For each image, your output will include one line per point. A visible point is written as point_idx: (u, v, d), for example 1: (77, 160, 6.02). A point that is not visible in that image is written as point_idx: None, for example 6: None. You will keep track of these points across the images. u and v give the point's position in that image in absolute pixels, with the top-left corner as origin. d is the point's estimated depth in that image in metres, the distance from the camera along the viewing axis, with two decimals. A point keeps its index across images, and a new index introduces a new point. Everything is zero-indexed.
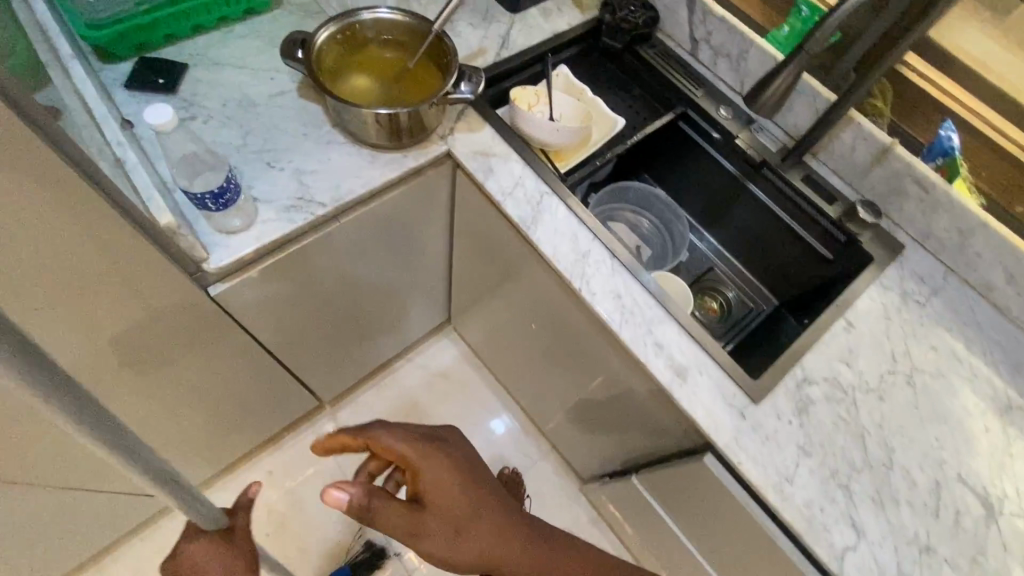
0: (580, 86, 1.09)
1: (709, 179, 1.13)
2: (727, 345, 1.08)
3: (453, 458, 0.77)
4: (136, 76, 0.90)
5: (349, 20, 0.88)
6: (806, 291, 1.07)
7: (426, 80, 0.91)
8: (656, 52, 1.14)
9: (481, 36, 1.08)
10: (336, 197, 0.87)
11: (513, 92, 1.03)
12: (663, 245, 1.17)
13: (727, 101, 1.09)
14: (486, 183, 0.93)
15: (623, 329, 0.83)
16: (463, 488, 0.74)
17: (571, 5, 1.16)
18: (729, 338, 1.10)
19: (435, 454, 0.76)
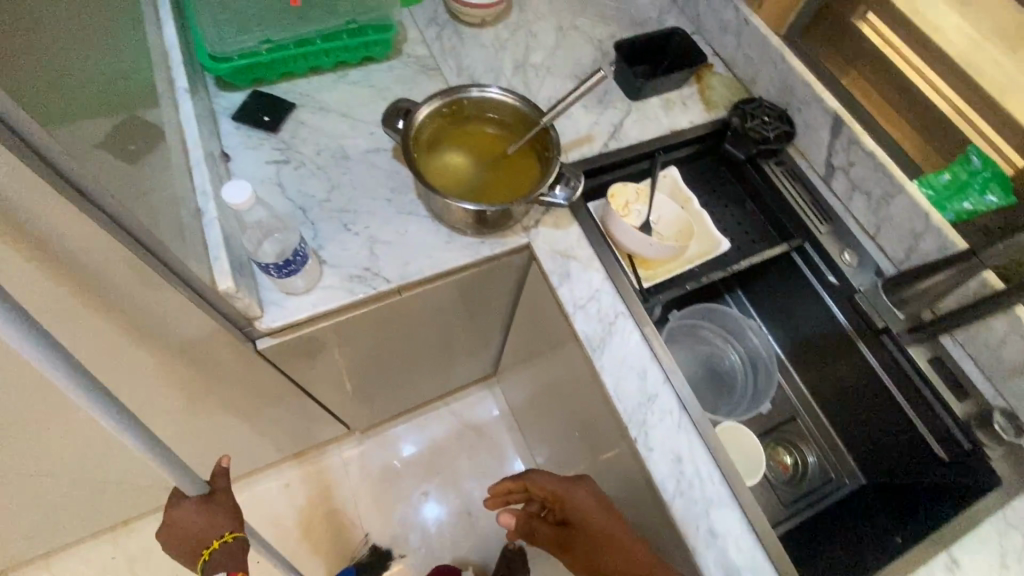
0: (687, 193, 0.99)
1: (812, 323, 0.99)
2: (789, 515, 0.94)
3: (591, 496, 0.85)
4: (245, 109, 0.91)
5: (457, 95, 0.85)
6: (904, 484, 0.90)
7: (522, 169, 0.86)
8: (782, 169, 1.01)
9: (593, 120, 1.02)
10: (402, 274, 0.83)
11: (611, 188, 0.96)
12: (742, 389, 1.02)
13: (853, 245, 0.95)
14: (560, 288, 0.84)
15: (676, 504, 0.72)
16: (596, 518, 0.82)
17: (696, 100, 1.07)
18: (796, 506, 0.96)
19: (571, 490, 0.86)
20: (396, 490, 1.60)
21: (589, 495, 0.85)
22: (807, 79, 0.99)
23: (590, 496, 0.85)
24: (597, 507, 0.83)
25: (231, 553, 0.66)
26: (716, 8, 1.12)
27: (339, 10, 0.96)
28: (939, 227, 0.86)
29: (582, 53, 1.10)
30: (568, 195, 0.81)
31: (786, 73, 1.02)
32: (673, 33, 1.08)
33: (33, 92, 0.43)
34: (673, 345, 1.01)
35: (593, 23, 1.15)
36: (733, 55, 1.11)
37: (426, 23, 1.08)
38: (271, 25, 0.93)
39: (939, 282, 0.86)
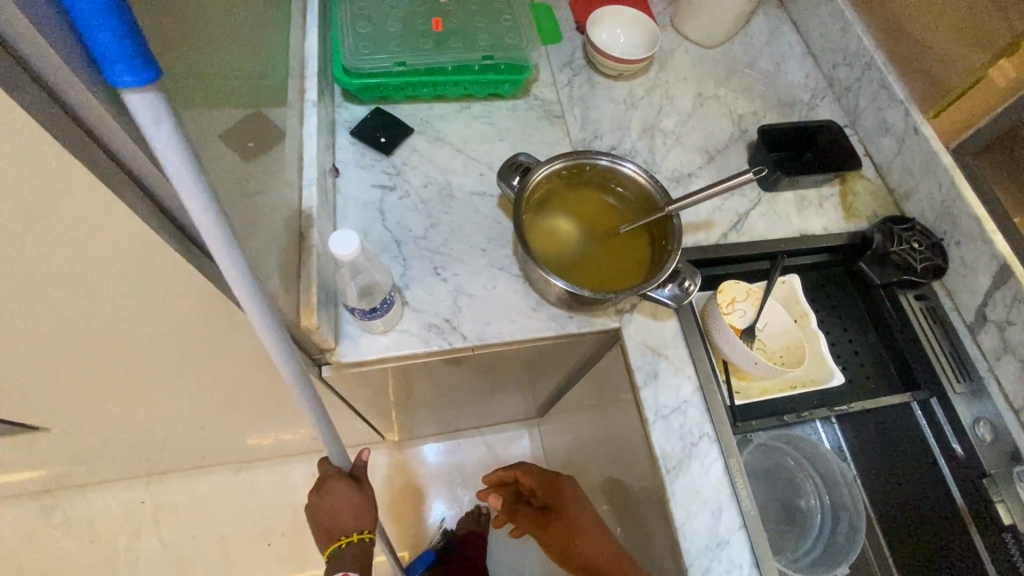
0: (805, 307, 0.88)
1: (919, 488, 0.86)
2: None
3: (570, 485, 0.90)
4: (365, 126, 0.90)
5: (586, 161, 0.80)
6: None
7: (630, 253, 0.80)
8: (920, 306, 0.89)
9: (715, 205, 0.93)
10: (480, 335, 0.78)
11: (723, 284, 0.87)
12: (815, 539, 0.90)
13: (988, 415, 0.82)
14: (643, 390, 0.77)
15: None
16: (574, 499, 0.88)
17: (835, 203, 0.96)
18: None
19: (555, 478, 0.91)
20: (411, 506, 1.58)
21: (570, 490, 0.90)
22: (974, 211, 0.86)
23: (573, 490, 0.89)
24: (575, 494, 0.88)
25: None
26: (880, 107, 1.01)
27: (479, 42, 0.93)
28: None
29: (717, 125, 1.02)
30: (678, 298, 0.74)
31: (950, 199, 0.89)
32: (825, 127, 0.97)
33: (176, 141, 0.43)
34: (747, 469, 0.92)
35: (735, 95, 1.06)
36: (889, 162, 0.99)
37: (560, 66, 1.04)
38: (409, 45, 0.91)
39: None
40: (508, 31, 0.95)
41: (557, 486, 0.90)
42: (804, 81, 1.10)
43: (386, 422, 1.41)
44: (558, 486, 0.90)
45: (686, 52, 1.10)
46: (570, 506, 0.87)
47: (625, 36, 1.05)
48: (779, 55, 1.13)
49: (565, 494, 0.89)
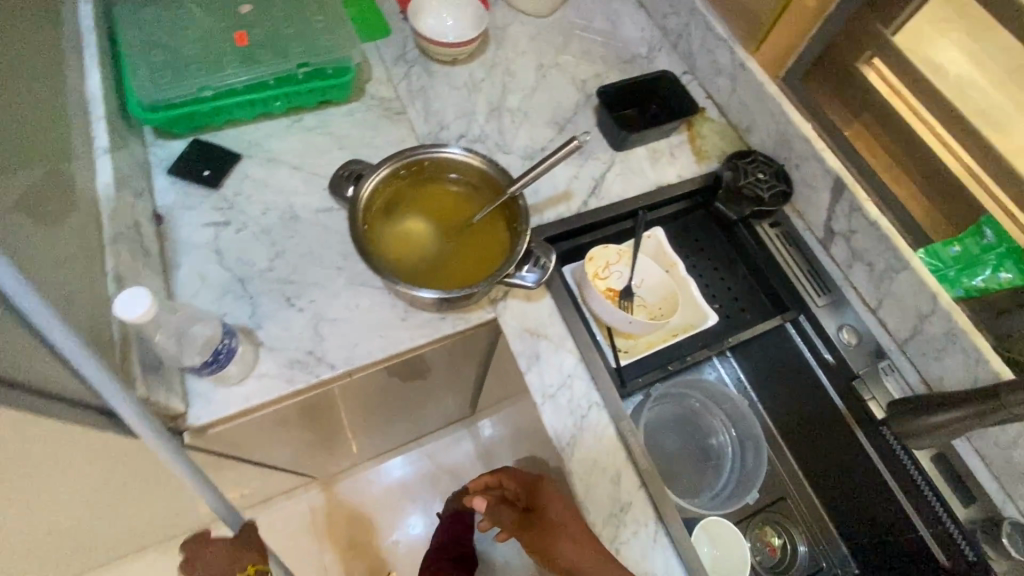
0: (673, 257, 0.91)
1: (806, 401, 0.91)
2: None
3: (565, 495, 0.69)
4: (184, 162, 0.82)
5: (420, 156, 0.76)
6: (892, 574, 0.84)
7: (489, 240, 0.77)
8: (776, 232, 0.94)
9: (571, 175, 0.93)
10: (348, 359, 0.73)
11: (591, 250, 0.87)
12: (729, 472, 0.94)
13: (852, 321, 0.88)
14: (527, 374, 0.76)
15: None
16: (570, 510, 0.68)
17: (686, 151, 0.99)
18: None
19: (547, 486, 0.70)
20: (380, 526, 1.54)
21: (564, 503, 0.69)
22: (805, 135, 0.91)
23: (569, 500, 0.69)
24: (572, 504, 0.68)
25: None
26: (710, 49, 1.03)
27: (291, 50, 0.87)
28: (949, 310, 0.78)
29: (563, 94, 1.02)
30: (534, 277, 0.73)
31: (782, 126, 0.93)
32: (663, 77, 0.98)
33: None
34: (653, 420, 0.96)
35: (577, 61, 1.06)
36: (727, 100, 1.03)
37: (394, 60, 0.99)
38: (214, 65, 0.83)
39: (951, 419, 0.75)
40: (321, 33, 0.89)
41: (547, 496, 0.69)
42: (640, 34, 1.12)
43: (313, 462, 1.35)
44: (545, 496, 0.69)
45: (521, 25, 1.09)
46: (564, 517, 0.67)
47: (453, 17, 1.01)
48: (612, 12, 1.14)
49: (556, 506, 0.68)
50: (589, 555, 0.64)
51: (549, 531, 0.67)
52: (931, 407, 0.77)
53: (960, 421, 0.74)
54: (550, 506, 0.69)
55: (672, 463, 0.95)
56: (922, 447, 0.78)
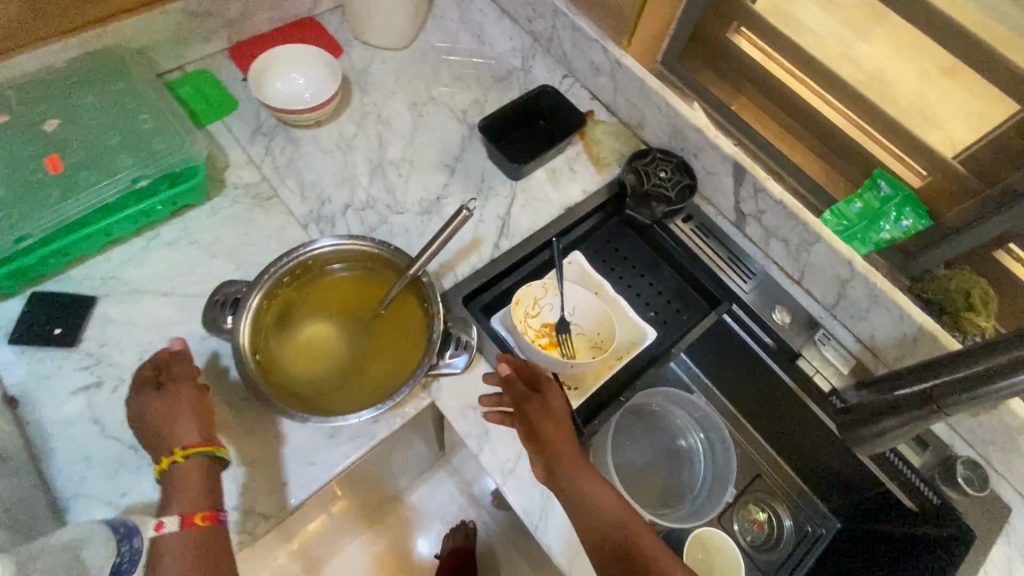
0: (599, 279, 0.89)
1: (758, 384, 0.91)
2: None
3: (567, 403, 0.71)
4: (26, 326, 0.70)
5: (301, 258, 0.69)
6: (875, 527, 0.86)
7: (403, 324, 0.70)
8: (690, 226, 0.92)
9: (475, 220, 0.87)
10: (281, 501, 0.66)
11: (516, 294, 0.84)
12: (704, 471, 0.95)
13: (782, 299, 0.88)
14: (481, 454, 0.72)
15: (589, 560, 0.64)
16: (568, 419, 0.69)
17: (584, 163, 0.95)
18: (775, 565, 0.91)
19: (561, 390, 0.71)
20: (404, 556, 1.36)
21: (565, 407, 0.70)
22: (696, 125, 0.89)
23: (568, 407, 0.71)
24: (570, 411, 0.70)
25: (210, 533, 0.59)
26: (582, 49, 0.99)
27: (120, 162, 0.75)
28: (866, 274, 0.79)
29: (445, 130, 0.95)
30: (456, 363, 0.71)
31: (671, 118, 0.91)
32: (542, 92, 0.94)
33: None
34: (620, 434, 0.96)
35: (451, 90, 0.99)
36: (612, 98, 1.00)
37: (250, 136, 0.88)
38: (30, 203, 0.71)
39: (893, 425, 0.73)
40: (154, 134, 0.78)
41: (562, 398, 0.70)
42: (510, 44, 1.06)
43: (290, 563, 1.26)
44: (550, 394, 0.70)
45: (382, 63, 1.00)
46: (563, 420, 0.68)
47: (303, 73, 0.91)
48: (475, 26, 1.07)
49: (558, 400, 0.69)
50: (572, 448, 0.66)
51: (543, 414, 0.68)
52: (877, 409, 0.75)
53: (903, 426, 0.72)
54: (554, 398, 0.69)
55: (648, 475, 0.95)
56: (881, 446, 0.76)
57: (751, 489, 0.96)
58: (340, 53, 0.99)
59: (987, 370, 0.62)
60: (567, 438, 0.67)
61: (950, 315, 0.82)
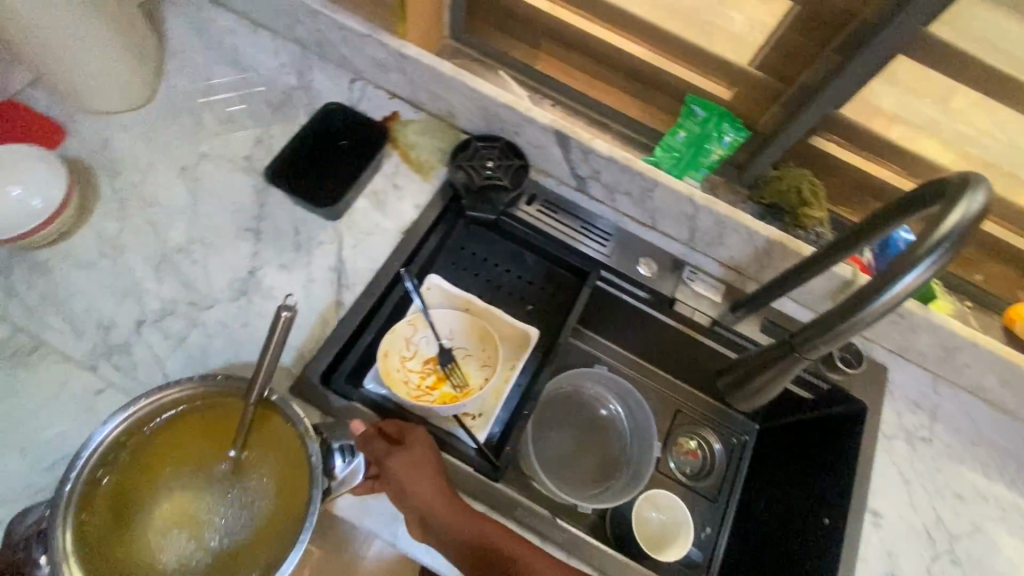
0: (464, 295, 0.82)
1: (650, 334, 0.91)
2: (712, 501, 0.93)
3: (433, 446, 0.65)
4: None
5: (108, 438, 0.57)
6: (784, 421, 0.91)
7: (269, 453, 0.62)
8: (535, 206, 0.87)
9: (304, 282, 0.75)
10: None
11: (383, 345, 0.75)
12: (628, 434, 0.95)
13: (643, 249, 0.87)
14: (399, 542, 0.65)
15: None
16: (439, 467, 0.64)
17: (406, 173, 0.85)
18: (715, 484, 0.95)
19: (425, 436, 0.65)
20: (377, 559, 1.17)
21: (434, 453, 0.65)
22: (504, 100, 0.81)
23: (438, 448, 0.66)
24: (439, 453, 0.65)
25: None
26: (358, 47, 0.86)
27: None
28: (707, 204, 0.79)
29: (233, 188, 0.80)
30: (354, 474, 0.61)
31: (478, 100, 0.83)
32: (327, 111, 0.83)
33: None
34: (540, 422, 0.95)
35: (224, 138, 0.83)
36: (411, 93, 0.89)
37: None
38: None
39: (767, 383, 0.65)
40: None
41: (429, 443, 0.65)
42: (276, 62, 0.91)
43: None
44: (415, 443, 0.64)
45: (126, 130, 0.82)
46: (436, 467, 0.63)
47: (16, 180, 0.72)
48: (229, 53, 0.90)
49: (425, 449, 0.64)
50: (448, 496, 0.62)
51: (412, 470, 0.62)
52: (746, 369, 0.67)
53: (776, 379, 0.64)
54: (419, 448, 0.64)
55: (580, 458, 0.94)
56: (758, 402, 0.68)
57: (678, 422, 0.98)
58: (63, 136, 0.79)
59: (828, 314, 0.56)
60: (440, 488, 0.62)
61: (789, 215, 0.85)
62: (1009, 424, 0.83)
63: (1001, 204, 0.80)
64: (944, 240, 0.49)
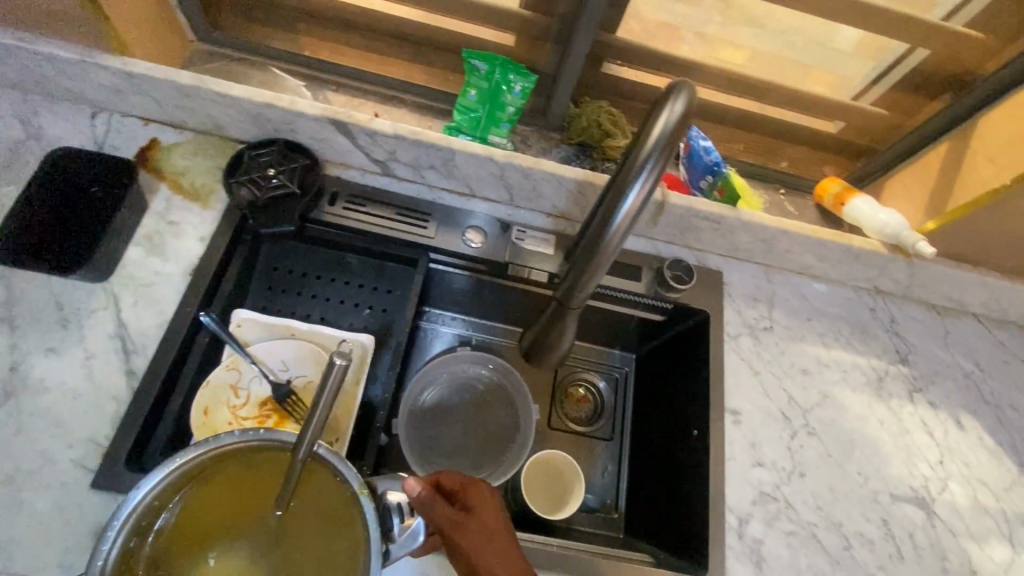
0: (282, 322, 0.74)
1: (505, 301, 0.89)
2: (608, 441, 0.94)
3: (497, 506, 0.57)
4: None
5: (132, 517, 0.46)
6: (655, 344, 0.92)
7: (320, 514, 0.48)
8: (341, 204, 0.79)
9: (84, 361, 0.66)
10: None
11: (198, 401, 0.68)
12: (511, 406, 0.92)
13: (467, 219, 0.82)
14: None
15: None
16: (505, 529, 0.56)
17: (181, 206, 0.75)
18: (609, 425, 0.95)
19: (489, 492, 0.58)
20: None
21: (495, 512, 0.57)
22: (265, 99, 0.73)
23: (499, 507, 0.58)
24: (503, 516, 0.57)
25: None
26: (80, 75, 0.74)
27: None
28: (508, 159, 0.77)
29: None
30: (412, 535, 0.49)
31: (234, 104, 0.73)
32: (51, 160, 0.70)
33: None
34: (425, 419, 0.91)
35: None
36: (164, 113, 0.78)
37: None
38: None
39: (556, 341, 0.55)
40: None
41: (491, 501, 0.58)
42: None
43: None
44: (478, 503, 0.57)
45: None
46: (499, 529, 0.55)
47: None
48: None
49: (490, 509, 0.57)
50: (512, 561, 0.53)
51: (477, 534, 0.53)
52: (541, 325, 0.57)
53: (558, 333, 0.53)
54: (481, 508, 0.56)
55: (468, 442, 0.91)
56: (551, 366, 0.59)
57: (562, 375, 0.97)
58: None
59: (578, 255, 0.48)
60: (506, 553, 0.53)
61: (599, 150, 0.84)
62: (836, 292, 0.89)
63: (778, 92, 0.84)
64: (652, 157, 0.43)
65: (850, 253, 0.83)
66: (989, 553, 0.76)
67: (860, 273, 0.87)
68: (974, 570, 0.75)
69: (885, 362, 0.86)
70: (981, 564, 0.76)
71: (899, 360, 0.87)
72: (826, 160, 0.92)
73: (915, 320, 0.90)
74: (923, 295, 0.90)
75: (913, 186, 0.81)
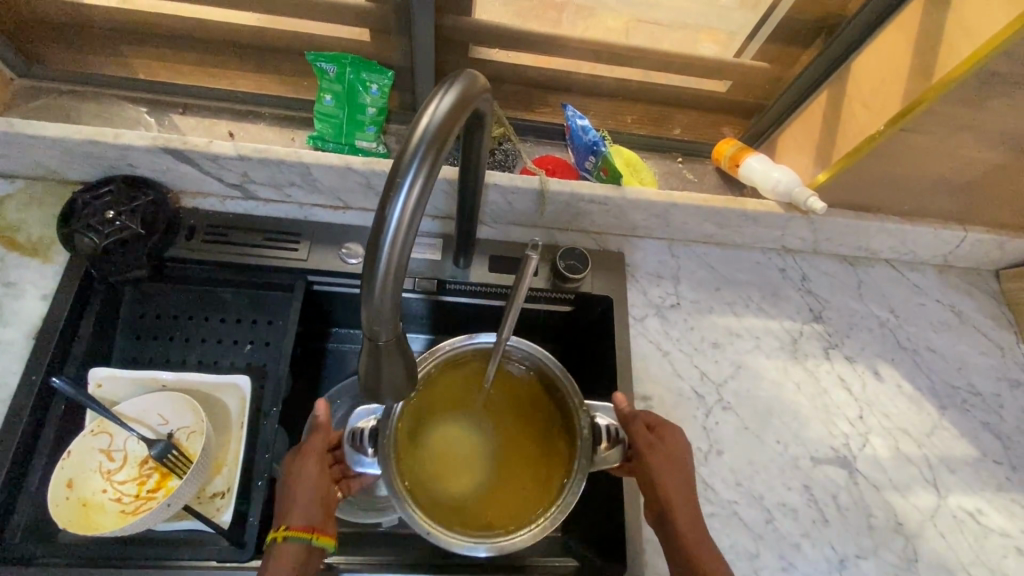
0: (146, 373, 0.68)
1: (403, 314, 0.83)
2: None
3: (681, 445, 0.64)
4: None
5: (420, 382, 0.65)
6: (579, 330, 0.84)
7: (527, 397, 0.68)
8: (199, 239, 0.73)
9: None
10: None
11: (59, 475, 0.62)
12: None
13: (344, 234, 0.77)
14: None
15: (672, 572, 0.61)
16: (682, 467, 0.63)
17: (18, 264, 0.69)
18: None
19: (677, 434, 0.65)
20: None
21: (680, 446, 0.65)
22: (87, 135, 0.66)
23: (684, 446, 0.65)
24: (684, 453, 0.64)
25: None
26: None
27: None
28: (371, 167, 0.71)
29: None
30: (612, 458, 0.64)
31: (55, 145, 0.67)
32: None
33: None
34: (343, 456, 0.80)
35: None
36: None
37: None
38: None
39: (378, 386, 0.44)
40: None
41: (679, 442, 0.65)
42: None
43: None
44: (671, 438, 0.65)
45: None
46: (675, 462, 0.63)
47: None
48: None
49: (675, 444, 0.64)
50: (680, 483, 0.62)
51: (657, 457, 0.63)
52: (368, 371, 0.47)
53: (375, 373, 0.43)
54: (669, 439, 0.64)
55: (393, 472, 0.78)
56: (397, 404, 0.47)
57: None
58: None
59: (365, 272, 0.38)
60: (676, 478, 0.62)
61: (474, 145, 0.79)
62: (743, 257, 0.86)
63: (652, 58, 0.80)
64: (419, 145, 0.36)
65: (750, 217, 0.80)
66: (912, 502, 0.76)
67: (764, 235, 0.84)
68: (899, 522, 0.74)
69: (798, 323, 0.84)
70: (905, 514, 0.75)
71: (813, 318, 0.84)
72: (720, 122, 0.89)
73: (826, 276, 0.87)
74: (831, 249, 0.88)
75: (800, 142, 0.79)
